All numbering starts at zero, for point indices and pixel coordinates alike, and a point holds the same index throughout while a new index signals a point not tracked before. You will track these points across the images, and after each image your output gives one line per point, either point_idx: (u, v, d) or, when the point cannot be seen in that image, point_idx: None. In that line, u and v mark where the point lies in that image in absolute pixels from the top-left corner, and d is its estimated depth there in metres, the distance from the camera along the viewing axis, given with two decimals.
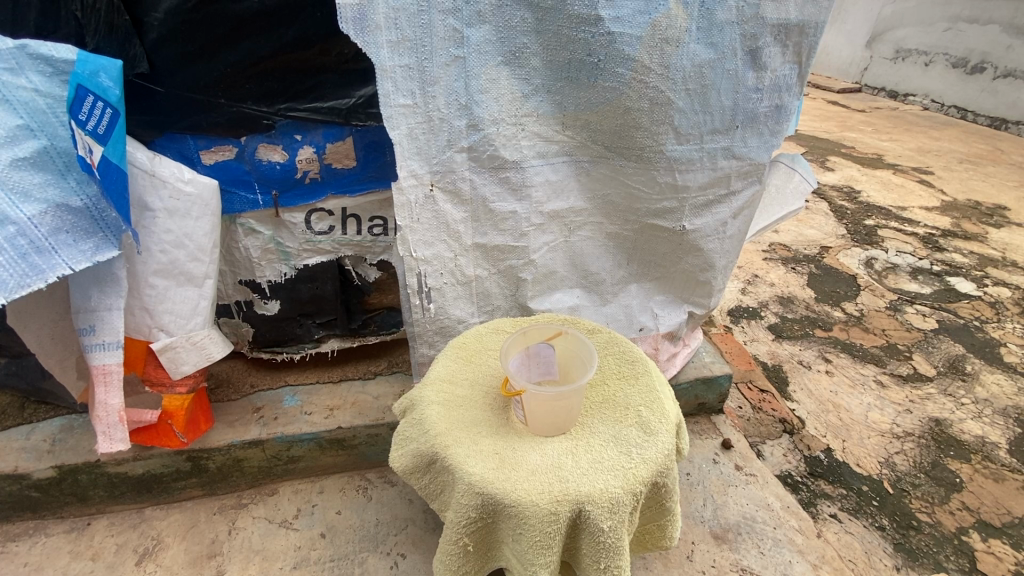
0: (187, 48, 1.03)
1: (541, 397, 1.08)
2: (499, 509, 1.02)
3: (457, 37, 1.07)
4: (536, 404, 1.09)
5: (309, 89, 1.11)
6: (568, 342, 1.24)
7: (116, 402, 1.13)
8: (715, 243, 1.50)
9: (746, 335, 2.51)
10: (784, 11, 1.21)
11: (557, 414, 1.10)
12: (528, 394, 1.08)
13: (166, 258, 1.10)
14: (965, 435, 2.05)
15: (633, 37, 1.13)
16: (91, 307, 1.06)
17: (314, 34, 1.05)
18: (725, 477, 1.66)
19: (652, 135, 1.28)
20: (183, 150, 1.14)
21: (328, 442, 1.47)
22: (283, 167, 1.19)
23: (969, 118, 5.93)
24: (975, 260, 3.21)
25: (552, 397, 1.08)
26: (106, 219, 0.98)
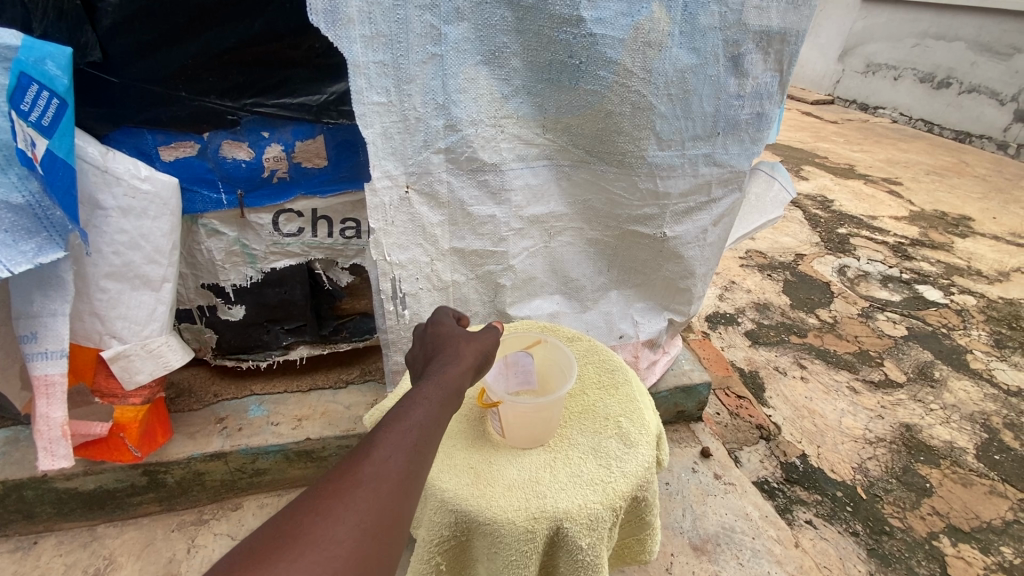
0: (145, 37, 0.96)
1: (516, 408, 1.03)
2: (473, 527, 0.98)
3: (435, 34, 1.03)
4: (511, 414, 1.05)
5: (278, 83, 1.05)
6: (548, 350, 1.20)
7: (60, 416, 1.04)
8: (695, 250, 1.48)
9: (723, 341, 2.52)
10: (767, 18, 1.20)
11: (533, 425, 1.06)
12: (502, 404, 1.04)
13: (119, 260, 1.03)
14: (934, 440, 2.09)
15: (615, 40, 1.11)
16: (32, 313, 0.97)
17: (283, 26, 0.99)
18: (705, 486, 1.65)
19: (633, 140, 1.25)
20: (140, 146, 1.07)
21: (295, 454, 1.41)
22: (249, 165, 1.13)
23: (935, 131, 6.13)
24: (942, 268, 3.30)
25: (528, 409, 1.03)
26: (51, 218, 0.90)
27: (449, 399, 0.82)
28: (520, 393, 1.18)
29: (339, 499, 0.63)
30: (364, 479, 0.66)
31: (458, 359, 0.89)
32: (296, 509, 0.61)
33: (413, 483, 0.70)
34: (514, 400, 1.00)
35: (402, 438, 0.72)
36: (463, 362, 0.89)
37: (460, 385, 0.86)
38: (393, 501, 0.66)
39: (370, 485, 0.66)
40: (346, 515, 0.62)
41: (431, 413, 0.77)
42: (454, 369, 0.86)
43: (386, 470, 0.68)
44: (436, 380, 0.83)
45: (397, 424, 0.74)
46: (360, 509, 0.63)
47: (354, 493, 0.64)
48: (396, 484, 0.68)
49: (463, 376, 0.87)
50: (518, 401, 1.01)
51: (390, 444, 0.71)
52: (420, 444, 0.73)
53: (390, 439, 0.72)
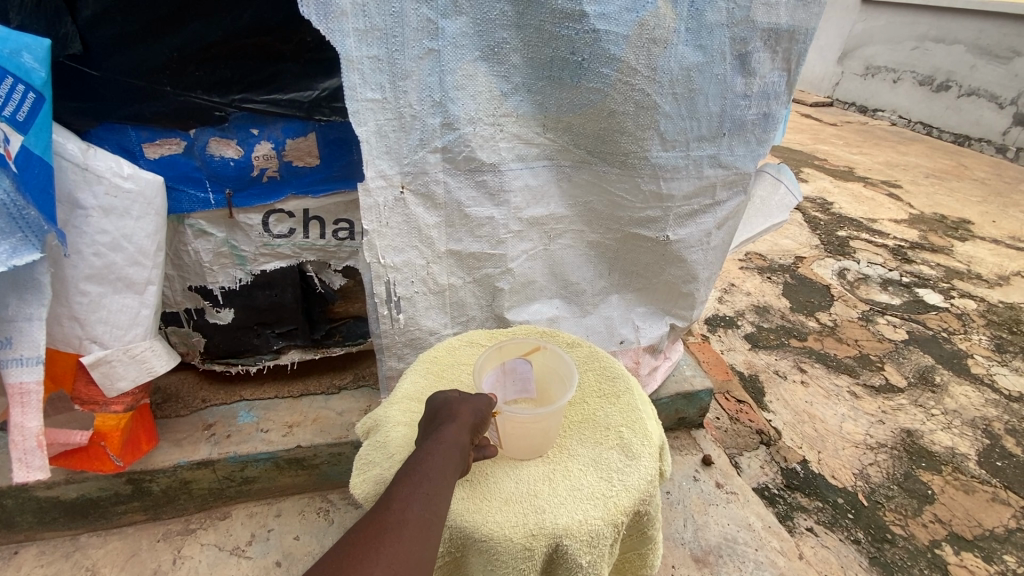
0: (127, 29, 0.92)
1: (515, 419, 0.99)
2: (468, 543, 0.93)
3: (431, 29, 0.99)
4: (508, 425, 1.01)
5: (268, 78, 1.01)
6: (547, 357, 1.16)
7: (36, 425, 1.00)
8: (698, 254, 1.44)
9: (723, 344, 2.48)
10: (775, 15, 1.16)
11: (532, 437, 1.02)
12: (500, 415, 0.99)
13: (100, 262, 0.99)
14: (936, 446, 2.06)
15: (618, 36, 1.07)
16: (7, 317, 0.93)
17: (273, 19, 0.95)
18: (706, 495, 1.61)
19: (636, 140, 1.21)
20: (123, 143, 1.03)
21: (286, 462, 1.36)
22: (237, 163, 1.08)
23: (934, 134, 6.12)
24: (941, 272, 3.28)
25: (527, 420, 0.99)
26: (26, 218, 0.86)
27: (456, 457, 0.83)
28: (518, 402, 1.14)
29: (360, 563, 0.66)
30: (376, 547, 0.68)
31: (457, 418, 0.88)
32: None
33: (425, 546, 0.72)
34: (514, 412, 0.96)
35: (412, 502, 0.74)
36: (464, 418, 0.88)
37: (465, 441, 0.86)
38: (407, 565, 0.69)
39: (383, 552, 0.68)
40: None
41: (438, 474, 0.79)
42: (459, 425, 0.87)
43: (397, 537, 0.70)
44: (441, 439, 0.84)
45: (407, 488, 0.76)
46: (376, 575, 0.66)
47: (368, 559, 0.67)
48: (409, 550, 0.70)
49: (467, 431, 0.88)
50: (518, 413, 0.97)
51: (400, 512, 0.73)
52: (432, 509, 0.75)
53: (400, 506, 0.74)
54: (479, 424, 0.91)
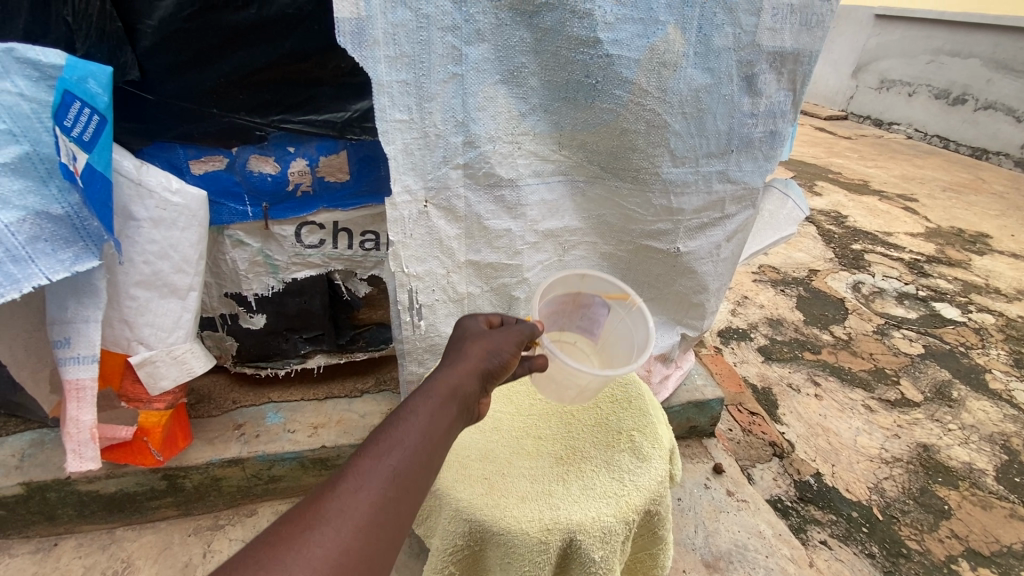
0: (180, 57, 1.01)
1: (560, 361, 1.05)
2: (487, 537, 0.99)
3: (456, 55, 1.07)
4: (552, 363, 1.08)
5: (305, 100, 1.10)
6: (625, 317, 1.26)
7: (89, 419, 1.08)
8: (708, 265, 1.49)
9: (736, 357, 2.50)
10: (780, 40, 1.22)
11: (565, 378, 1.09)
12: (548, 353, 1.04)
13: (148, 269, 1.07)
14: (952, 461, 2.05)
15: (630, 60, 1.14)
16: (66, 318, 1.01)
17: (311, 47, 1.04)
18: (717, 503, 1.64)
19: (648, 157, 1.28)
20: (172, 160, 1.12)
21: (311, 461, 1.43)
22: (274, 179, 1.17)
23: (951, 147, 6.10)
24: (959, 286, 3.27)
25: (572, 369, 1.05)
26: (88, 228, 0.94)
27: (440, 423, 0.77)
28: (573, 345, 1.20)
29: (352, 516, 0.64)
30: (320, 528, 0.60)
31: (464, 357, 0.86)
32: (237, 560, 0.56)
33: (381, 528, 0.65)
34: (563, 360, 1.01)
35: (370, 480, 0.67)
36: (471, 364, 0.86)
37: (465, 382, 0.85)
38: (357, 552, 0.61)
39: (327, 539, 0.60)
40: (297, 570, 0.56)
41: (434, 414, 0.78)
42: (459, 372, 0.84)
43: (346, 519, 0.62)
44: (430, 397, 0.79)
45: (370, 460, 0.68)
46: (313, 562, 0.58)
47: (307, 543, 0.59)
48: (361, 534, 0.63)
49: (469, 376, 0.85)
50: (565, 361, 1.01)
51: (355, 491, 0.65)
52: (420, 452, 0.74)
53: (356, 484, 0.66)
54: (488, 372, 0.88)
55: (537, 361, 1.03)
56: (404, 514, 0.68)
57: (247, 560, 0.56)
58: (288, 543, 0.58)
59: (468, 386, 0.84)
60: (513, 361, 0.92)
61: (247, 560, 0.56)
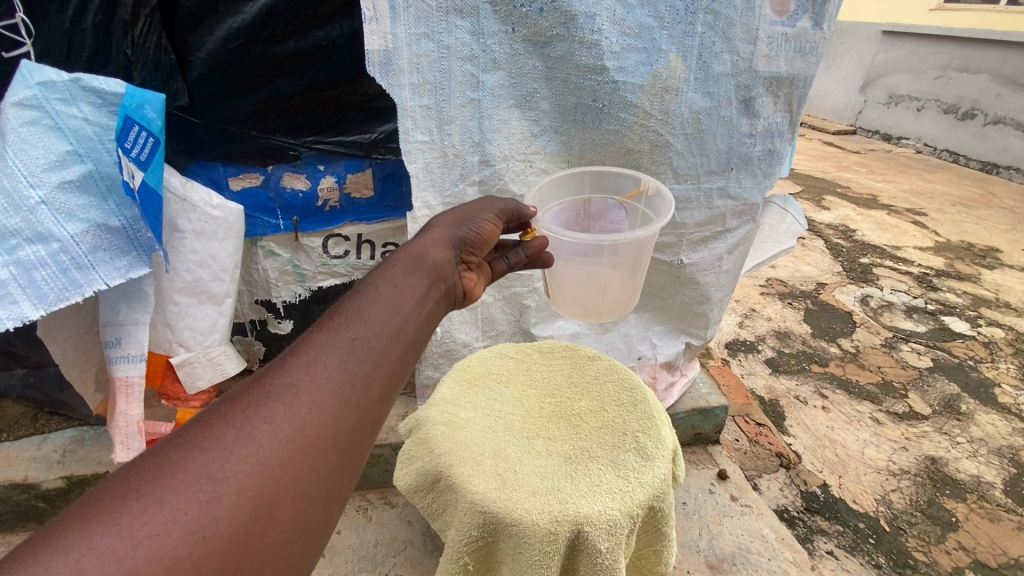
0: (225, 85, 1.11)
1: (564, 245, 1.04)
2: (500, 528, 1.05)
3: (473, 82, 1.17)
4: (561, 254, 1.07)
5: (335, 123, 1.20)
6: (641, 203, 1.18)
7: (135, 414, 1.18)
8: (711, 276, 1.56)
9: (743, 368, 2.55)
10: (776, 65, 1.30)
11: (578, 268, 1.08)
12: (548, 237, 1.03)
13: (190, 277, 1.16)
14: (961, 474, 2.08)
15: (635, 86, 1.23)
16: (118, 321, 1.12)
17: (342, 75, 1.14)
18: (721, 508, 1.69)
19: (651, 174, 1.37)
20: (213, 177, 1.22)
21: None
22: (305, 195, 1.27)
23: (962, 162, 6.12)
24: (968, 300, 3.29)
25: (577, 249, 1.03)
26: (140, 239, 1.04)
27: (412, 290, 0.68)
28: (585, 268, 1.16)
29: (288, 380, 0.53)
30: (265, 405, 0.50)
31: (434, 231, 0.81)
32: (167, 444, 0.47)
33: (352, 395, 0.55)
34: (557, 233, 0.98)
35: (329, 349, 0.56)
36: (439, 234, 0.80)
37: (439, 256, 0.77)
38: (317, 430, 0.51)
39: (277, 416, 0.50)
40: (239, 450, 0.48)
41: (402, 285, 0.67)
42: (426, 242, 0.78)
43: (296, 392, 0.52)
44: (396, 265, 0.71)
45: (328, 332, 0.58)
46: (266, 435, 0.49)
47: (252, 422, 0.49)
48: (320, 411, 0.52)
49: (440, 247, 0.78)
50: (564, 237, 1.00)
51: (309, 366, 0.54)
52: (385, 322, 0.62)
53: (310, 358, 0.55)
54: (461, 242, 0.82)
55: (533, 245, 0.97)
56: (377, 390, 0.57)
57: (180, 441, 0.47)
58: (228, 420, 0.49)
59: (439, 254, 0.78)
60: (489, 230, 0.86)
61: (178, 442, 0.47)
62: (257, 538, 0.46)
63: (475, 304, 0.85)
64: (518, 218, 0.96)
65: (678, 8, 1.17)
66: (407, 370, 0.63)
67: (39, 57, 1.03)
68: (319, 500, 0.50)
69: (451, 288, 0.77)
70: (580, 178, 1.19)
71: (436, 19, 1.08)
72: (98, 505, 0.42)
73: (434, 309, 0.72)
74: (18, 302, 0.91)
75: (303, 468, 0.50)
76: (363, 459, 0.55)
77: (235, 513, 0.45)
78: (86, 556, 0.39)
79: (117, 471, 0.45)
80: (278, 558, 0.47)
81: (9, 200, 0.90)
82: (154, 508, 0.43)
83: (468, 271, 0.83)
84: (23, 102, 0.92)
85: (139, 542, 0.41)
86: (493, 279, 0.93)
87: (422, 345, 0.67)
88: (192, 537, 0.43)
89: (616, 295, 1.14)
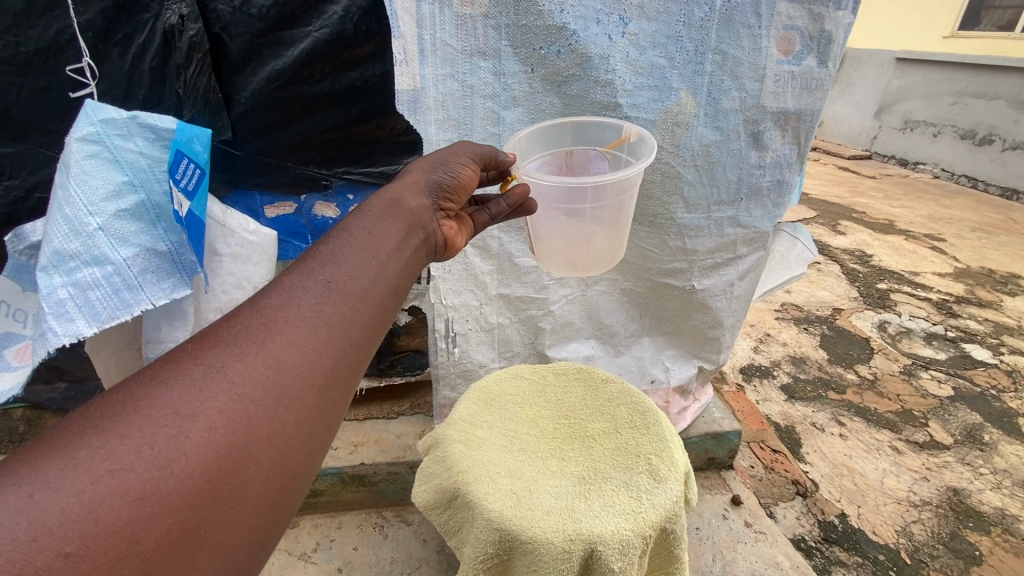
0: (266, 120, 1.21)
1: (546, 191, 1.03)
2: (514, 546, 1.08)
3: (494, 117, 1.25)
4: (543, 202, 1.06)
5: (365, 156, 1.30)
6: (625, 151, 1.16)
7: None
8: (723, 302, 1.60)
9: (758, 394, 2.54)
10: (783, 101, 1.35)
11: (561, 217, 1.07)
12: (529, 184, 1.03)
13: (226, 298, 1.23)
14: (984, 506, 2.04)
15: (647, 121, 1.31)
16: (159, 338, 1.21)
17: (373, 111, 1.24)
18: (735, 533, 1.69)
19: (663, 204, 1.43)
20: (250, 205, 1.31)
21: (350, 477, 1.56)
22: (335, 221, 1.35)
23: (981, 187, 6.08)
24: (990, 327, 3.25)
25: (560, 195, 1.03)
26: (184, 262, 1.12)
27: (386, 236, 0.74)
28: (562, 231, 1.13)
29: (251, 324, 0.57)
30: (235, 346, 0.55)
31: (404, 180, 0.85)
32: (131, 383, 0.51)
33: (323, 334, 0.60)
34: (537, 177, 0.98)
35: (301, 294, 0.61)
36: (414, 181, 0.86)
37: (410, 205, 0.82)
38: (286, 372, 0.56)
39: (246, 357, 0.55)
40: (205, 389, 0.51)
41: (368, 235, 0.72)
42: (402, 188, 0.83)
43: (264, 334, 0.57)
44: (370, 211, 0.76)
45: (299, 280, 0.63)
46: (231, 374, 0.53)
47: (218, 363, 0.53)
48: (289, 355, 0.57)
49: (410, 196, 0.83)
50: (544, 181, 0.99)
51: (278, 310, 0.59)
52: (355, 269, 0.67)
53: (280, 303, 0.60)
54: (437, 188, 0.88)
55: (514, 194, 0.98)
56: (346, 337, 0.62)
57: (145, 379, 0.51)
58: (194, 361, 0.53)
59: (415, 199, 0.84)
60: (466, 175, 0.91)
61: (144, 380, 0.51)
62: (226, 476, 0.50)
63: (457, 252, 0.91)
64: (496, 163, 0.99)
65: (689, 49, 1.24)
66: (379, 319, 0.68)
67: (100, 96, 1.13)
68: (289, 441, 0.54)
69: (430, 232, 0.84)
70: (561, 128, 1.18)
71: (461, 61, 1.17)
72: (66, 439, 0.46)
73: (410, 253, 0.77)
74: (74, 320, 1.00)
75: (272, 407, 0.54)
76: (335, 404, 0.60)
77: (201, 449, 0.49)
78: (51, 487, 0.43)
79: (83, 408, 0.49)
80: (249, 496, 0.51)
81: (70, 227, 0.98)
82: (117, 443, 0.46)
83: (446, 219, 0.89)
84: (85, 137, 1.00)
85: (102, 475, 0.45)
86: (474, 231, 0.99)
87: (395, 296, 0.72)
88: (159, 471, 0.47)
89: (601, 244, 1.13)
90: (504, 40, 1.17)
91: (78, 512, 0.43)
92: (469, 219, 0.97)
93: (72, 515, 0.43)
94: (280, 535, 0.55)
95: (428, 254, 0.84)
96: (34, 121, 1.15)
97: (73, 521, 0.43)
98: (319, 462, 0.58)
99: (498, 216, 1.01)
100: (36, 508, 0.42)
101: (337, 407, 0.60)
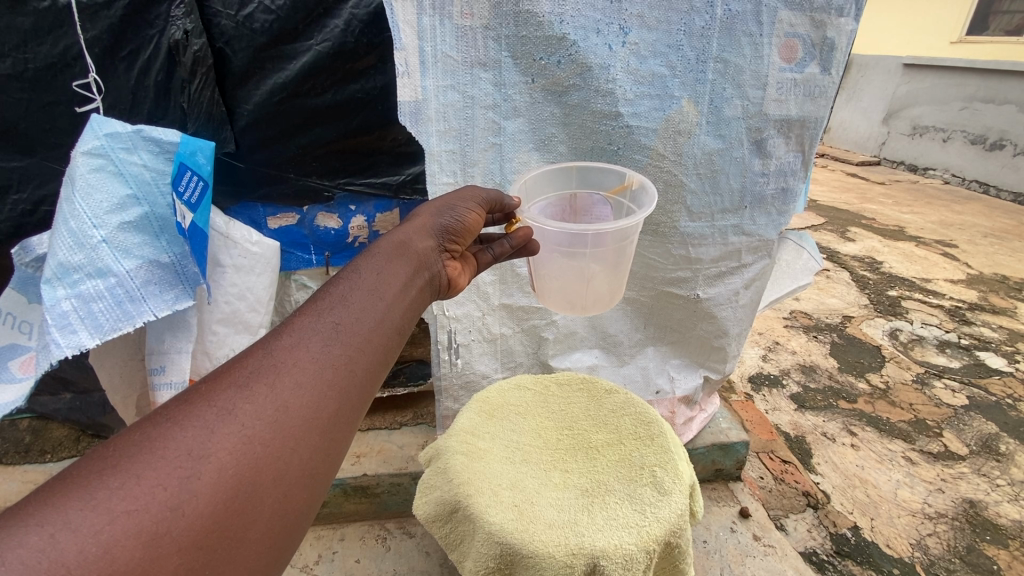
0: (269, 133, 1.22)
1: (549, 234, 1.02)
2: (516, 560, 1.07)
3: (495, 128, 1.25)
4: (545, 243, 1.06)
5: (366, 167, 1.31)
6: (626, 197, 1.16)
7: None
8: (728, 310, 1.58)
9: (768, 403, 2.51)
10: (785, 108, 1.34)
11: (561, 258, 1.07)
12: (532, 227, 1.02)
13: (229, 308, 1.24)
14: (1002, 519, 1.99)
15: (649, 130, 1.31)
16: (163, 348, 1.21)
17: (375, 122, 1.25)
18: (744, 547, 1.65)
19: (666, 213, 1.42)
20: (253, 216, 1.32)
21: (352, 489, 1.55)
22: (337, 232, 1.37)
23: (992, 193, 6.01)
24: (1004, 335, 3.18)
25: (562, 239, 1.03)
26: (187, 273, 1.13)
27: (393, 277, 0.74)
28: (563, 278, 1.11)
29: (262, 368, 0.57)
30: (246, 387, 0.55)
31: (414, 222, 0.86)
32: (145, 422, 0.51)
33: (330, 377, 0.59)
34: (541, 222, 0.98)
35: (311, 335, 0.61)
36: (422, 223, 0.86)
37: (417, 249, 0.82)
38: (295, 412, 0.56)
39: (257, 398, 0.54)
40: (217, 430, 0.51)
41: (378, 277, 0.72)
42: (410, 230, 0.83)
43: (276, 377, 0.56)
44: (378, 254, 0.76)
45: (310, 319, 0.63)
46: (241, 417, 0.53)
47: (231, 404, 0.53)
48: (297, 396, 0.56)
49: (419, 238, 0.83)
50: (547, 225, 0.99)
51: (289, 351, 0.59)
52: (365, 312, 0.67)
53: (291, 344, 0.60)
54: (443, 231, 0.87)
55: (518, 236, 0.98)
56: (352, 377, 0.61)
57: (159, 419, 0.51)
58: (206, 402, 0.53)
59: (422, 241, 0.84)
60: (471, 219, 0.91)
61: (158, 420, 0.51)
62: (234, 517, 0.49)
63: (461, 292, 0.91)
64: (502, 207, 1.00)
65: (690, 57, 1.24)
66: (384, 357, 0.67)
67: (106, 110, 1.15)
68: (295, 481, 0.54)
69: (435, 273, 0.84)
70: (566, 172, 1.18)
71: (462, 72, 1.17)
72: (81, 479, 0.46)
73: (415, 295, 0.77)
74: (77, 331, 1.02)
75: (280, 448, 0.53)
76: (340, 443, 0.59)
77: (213, 490, 0.49)
78: (68, 529, 0.43)
79: (99, 448, 0.48)
80: (254, 537, 0.51)
81: (74, 239, 0.99)
82: (133, 484, 0.46)
83: (451, 259, 0.88)
84: (90, 151, 1.01)
85: (117, 516, 0.44)
86: (477, 270, 0.97)
87: (400, 335, 0.71)
88: (171, 512, 0.46)
89: (600, 287, 1.13)
90: (505, 51, 1.17)
91: (94, 553, 0.43)
92: (473, 259, 0.96)
93: (87, 556, 0.42)
94: (281, 574, 0.54)
95: (431, 294, 0.84)
96: (42, 135, 1.17)
97: (88, 562, 0.42)
98: (322, 501, 0.57)
99: (501, 259, 1.00)
100: (55, 548, 0.42)
101: (342, 445, 0.59)
